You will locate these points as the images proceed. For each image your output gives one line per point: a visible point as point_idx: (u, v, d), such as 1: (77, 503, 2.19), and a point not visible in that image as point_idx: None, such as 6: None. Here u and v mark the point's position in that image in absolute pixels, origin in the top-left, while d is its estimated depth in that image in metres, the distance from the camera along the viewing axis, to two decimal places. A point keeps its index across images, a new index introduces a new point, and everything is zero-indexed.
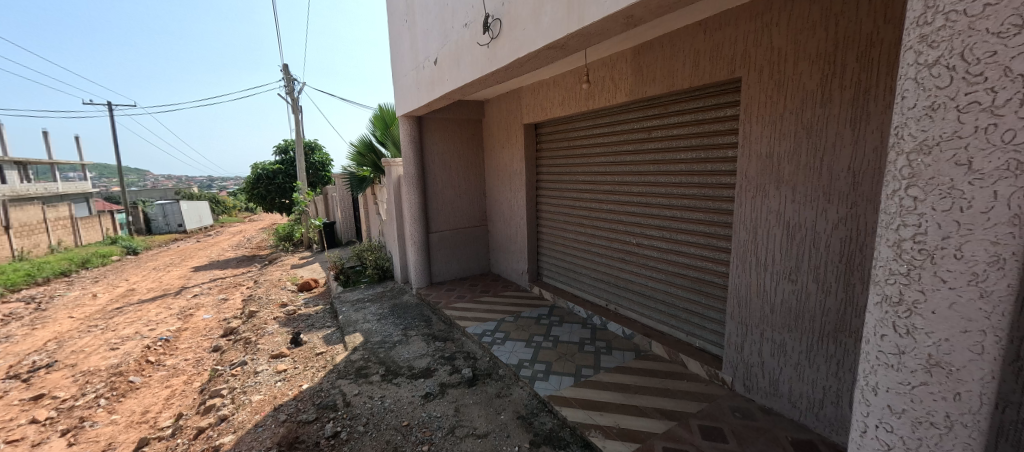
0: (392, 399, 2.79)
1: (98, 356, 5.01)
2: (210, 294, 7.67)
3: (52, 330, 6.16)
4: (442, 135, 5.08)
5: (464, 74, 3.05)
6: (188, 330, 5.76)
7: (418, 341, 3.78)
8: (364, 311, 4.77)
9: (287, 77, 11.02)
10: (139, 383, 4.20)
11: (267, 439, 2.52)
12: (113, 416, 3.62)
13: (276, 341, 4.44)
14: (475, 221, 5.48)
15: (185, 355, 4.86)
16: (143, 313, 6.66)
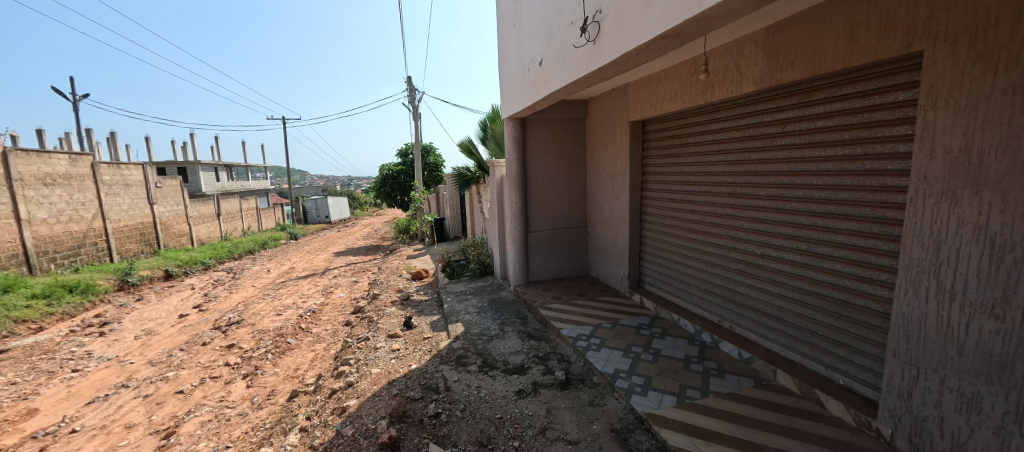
0: (488, 390, 2.90)
1: (268, 318, 6.28)
2: (345, 276, 9.03)
3: (241, 295, 7.93)
4: (545, 136, 5.12)
5: (568, 74, 3.01)
6: (329, 304, 6.86)
7: (514, 337, 3.87)
8: (466, 303, 5.08)
9: (409, 88, 12.36)
10: (293, 344, 5.13)
11: (382, 408, 2.84)
12: (275, 368, 4.48)
13: (393, 322, 5.00)
14: (574, 222, 5.41)
15: (326, 326, 5.79)
16: (299, 288, 8.15)
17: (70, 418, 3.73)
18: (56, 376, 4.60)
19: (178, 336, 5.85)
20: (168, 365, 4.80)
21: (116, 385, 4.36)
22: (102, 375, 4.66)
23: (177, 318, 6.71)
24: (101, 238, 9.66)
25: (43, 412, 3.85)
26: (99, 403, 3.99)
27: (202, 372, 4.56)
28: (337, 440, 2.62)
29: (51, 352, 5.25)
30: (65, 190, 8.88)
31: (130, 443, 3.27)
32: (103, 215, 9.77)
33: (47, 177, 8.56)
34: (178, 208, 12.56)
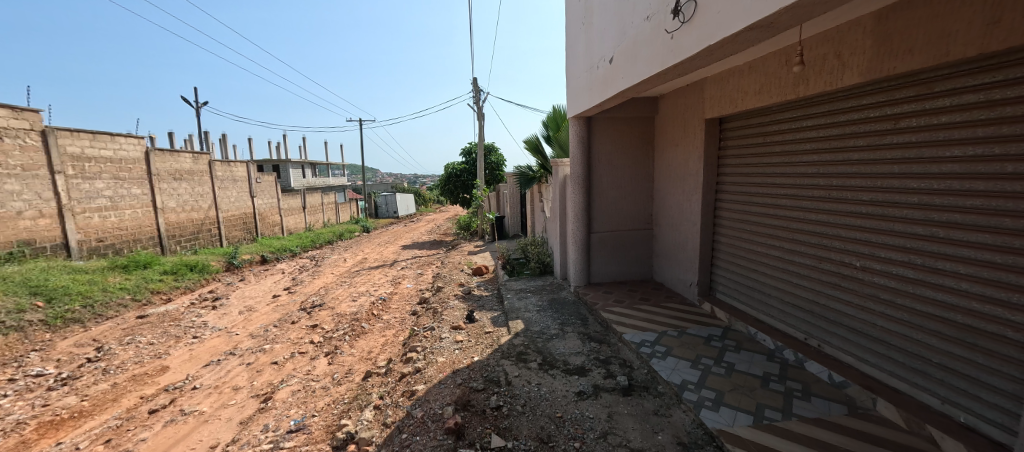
0: (548, 388, 2.92)
1: (345, 303, 6.89)
2: (411, 268, 9.59)
3: (322, 281, 8.79)
4: (611, 135, 5.00)
5: (641, 71, 2.92)
6: (397, 294, 7.35)
7: (574, 338, 3.84)
8: (526, 301, 5.13)
9: (475, 89, 12.73)
10: (367, 329, 5.58)
11: (448, 395, 2.99)
12: (352, 349, 4.91)
13: (456, 314, 5.22)
14: (640, 224, 5.21)
15: (394, 314, 6.21)
16: (371, 277, 8.83)
17: (192, 377, 4.40)
18: (181, 340, 5.45)
19: (271, 314, 6.65)
20: (265, 339, 5.47)
21: (225, 352, 5.06)
22: (214, 343, 5.44)
23: (270, 298, 7.62)
24: (213, 225, 11.24)
25: (172, 370, 4.59)
26: (213, 366, 4.66)
27: (292, 347, 5.14)
28: (408, 420, 2.81)
29: (178, 320, 6.23)
30: (189, 184, 10.45)
31: (237, 403, 3.78)
32: (216, 205, 11.35)
33: (177, 172, 10.08)
34: (272, 201, 14.19)
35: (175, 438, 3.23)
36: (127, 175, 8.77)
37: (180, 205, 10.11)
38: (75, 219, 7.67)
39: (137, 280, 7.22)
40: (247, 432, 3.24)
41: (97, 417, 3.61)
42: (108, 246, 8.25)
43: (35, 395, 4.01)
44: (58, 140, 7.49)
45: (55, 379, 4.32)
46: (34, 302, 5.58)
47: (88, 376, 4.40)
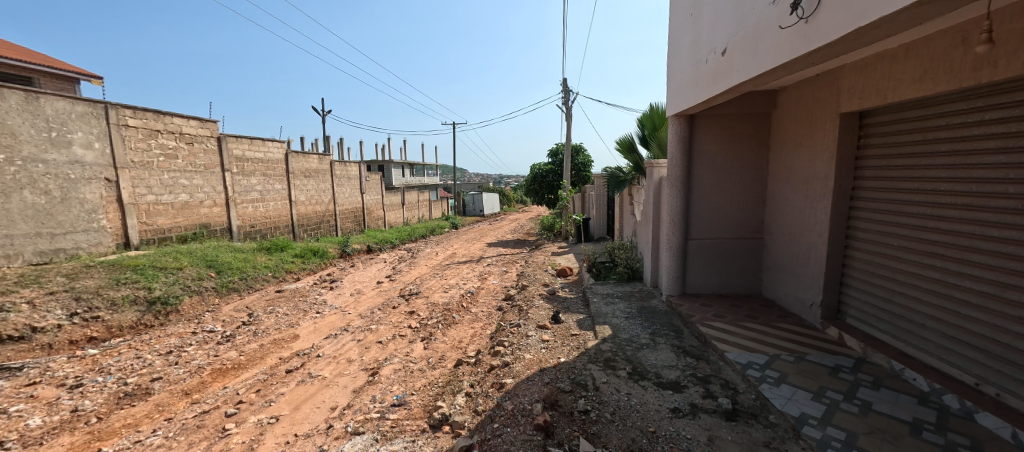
0: (639, 399, 2.79)
1: (437, 294, 7.42)
2: (497, 265, 9.95)
3: (417, 272, 9.59)
4: (717, 133, 4.57)
5: (762, 62, 2.62)
6: (483, 289, 7.68)
7: (667, 350, 3.61)
8: (613, 306, 4.96)
9: (564, 89, 12.67)
10: (457, 319, 5.93)
11: (536, 392, 3.04)
12: (444, 337, 5.26)
13: (542, 314, 5.27)
14: (747, 232, 4.68)
15: (481, 308, 6.50)
16: (459, 271, 9.37)
17: (317, 346, 5.14)
18: (308, 314, 6.40)
19: (376, 297, 7.46)
20: (372, 320, 6.15)
21: (341, 328, 5.80)
22: (331, 319, 6.27)
23: (375, 283, 8.54)
24: (331, 217, 12.99)
25: (302, 338, 5.42)
26: (332, 339, 5.37)
27: (393, 329, 5.69)
28: (499, 411, 2.93)
29: (305, 296, 7.34)
30: (315, 181, 12.22)
31: (350, 373, 4.31)
32: (334, 200, 13.10)
33: (307, 171, 11.88)
34: (377, 197, 15.89)
35: (305, 396, 3.80)
36: (273, 172, 10.56)
37: (308, 198, 11.88)
38: (237, 208, 9.46)
39: (276, 261, 8.65)
40: (359, 399, 3.68)
41: (249, 371, 4.41)
42: (257, 230, 10.05)
43: (209, 346, 5.06)
44: (229, 144, 9.27)
45: (222, 335, 5.39)
46: (210, 273, 7.03)
47: (243, 336, 5.40)
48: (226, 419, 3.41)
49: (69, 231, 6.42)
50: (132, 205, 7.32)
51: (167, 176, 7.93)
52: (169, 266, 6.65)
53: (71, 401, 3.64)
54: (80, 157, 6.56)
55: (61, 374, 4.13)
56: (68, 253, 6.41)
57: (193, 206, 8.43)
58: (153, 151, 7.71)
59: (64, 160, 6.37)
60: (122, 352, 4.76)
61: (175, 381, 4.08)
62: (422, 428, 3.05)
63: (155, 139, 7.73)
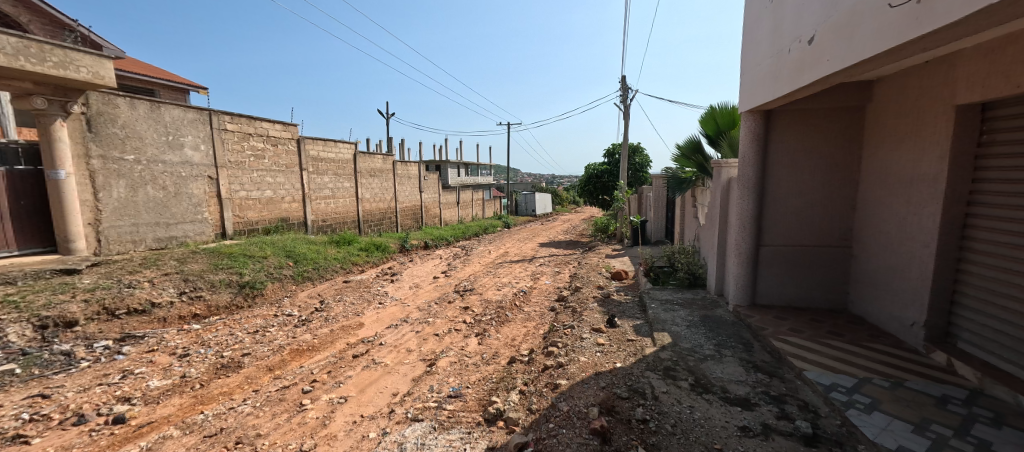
0: (703, 414, 2.63)
1: (490, 291, 7.55)
2: (549, 265, 9.90)
3: (471, 268, 9.84)
4: (797, 130, 4.17)
5: (859, 50, 2.34)
6: (536, 288, 7.68)
7: (734, 363, 3.35)
8: (673, 313, 4.71)
9: (623, 87, 12.26)
10: (510, 317, 5.99)
11: (592, 396, 2.99)
12: (498, 334, 5.34)
13: (596, 317, 5.16)
14: (832, 240, 4.21)
15: (534, 307, 6.50)
16: (512, 270, 9.44)
17: (379, 334, 5.46)
18: (371, 304, 6.82)
19: (432, 292, 7.77)
20: (429, 313, 6.40)
21: (401, 319, 6.11)
22: (392, 310, 6.63)
23: (432, 278, 8.89)
24: (392, 214, 13.74)
25: (366, 326, 5.79)
26: (393, 329, 5.67)
27: (449, 323, 5.88)
28: (554, 411, 2.91)
29: (368, 287, 7.83)
30: (379, 180, 12.99)
31: (410, 362, 4.53)
32: (396, 198, 13.84)
33: (372, 170, 12.66)
34: (434, 196, 16.55)
35: (370, 381, 4.06)
36: (343, 172, 11.39)
37: (372, 196, 12.67)
38: (312, 204, 10.34)
39: (344, 253, 9.33)
40: (418, 388, 3.85)
41: (321, 353, 4.80)
42: (328, 225, 10.92)
43: (288, 328, 5.58)
44: (307, 146, 10.15)
45: (298, 319, 5.91)
46: (288, 262, 7.74)
47: (316, 321, 5.89)
48: (303, 395, 3.75)
49: (180, 222, 7.42)
50: (228, 200, 8.28)
51: (256, 174, 8.87)
52: (256, 255, 7.44)
53: (181, 368, 4.20)
54: (189, 157, 7.55)
55: (172, 344, 4.78)
56: (178, 240, 7.40)
57: (276, 201, 9.34)
58: (245, 152, 8.65)
59: (177, 160, 7.36)
60: (219, 328, 5.42)
61: (261, 357, 4.56)
62: (477, 422, 3.12)
63: (247, 141, 8.68)
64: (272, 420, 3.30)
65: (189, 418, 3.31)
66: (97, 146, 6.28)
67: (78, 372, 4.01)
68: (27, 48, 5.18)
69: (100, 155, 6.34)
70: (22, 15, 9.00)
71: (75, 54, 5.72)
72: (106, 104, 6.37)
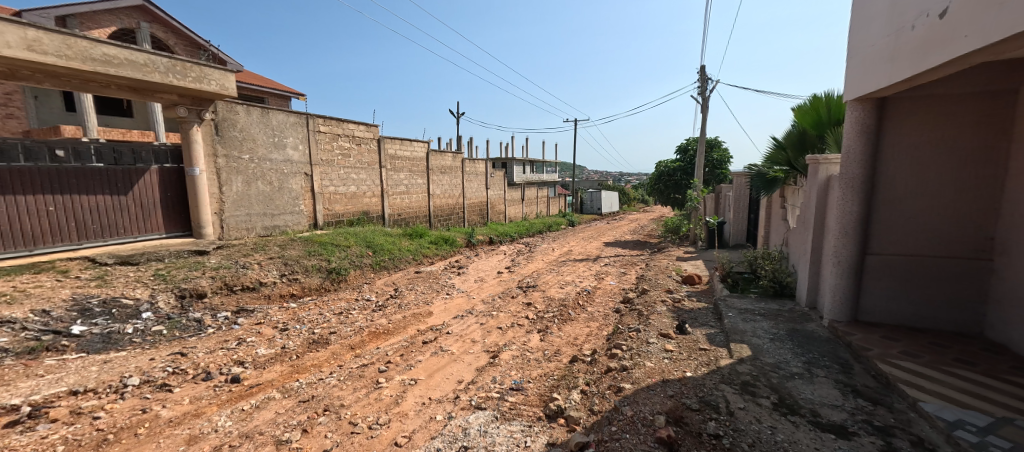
0: (786, 436, 2.38)
1: (553, 289, 7.54)
2: (615, 266, 9.61)
3: (534, 265, 9.91)
4: (920, 122, 3.57)
5: (1011, 22, 1.93)
6: (600, 289, 7.51)
7: (828, 385, 2.99)
8: (755, 325, 4.31)
9: (702, 78, 11.42)
10: (573, 316, 5.94)
11: (658, 403, 2.87)
12: (560, 332, 5.33)
13: (665, 322, 4.91)
14: (964, 250, 3.55)
15: (597, 307, 6.37)
16: (576, 268, 9.33)
17: (447, 323, 5.75)
18: (440, 295, 7.19)
19: (495, 286, 7.96)
20: (493, 306, 6.58)
21: (466, 310, 6.36)
22: (458, 301, 6.92)
23: (496, 273, 9.11)
24: (460, 209, 14.32)
25: (434, 315, 6.13)
26: (459, 319, 5.93)
27: (512, 318, 6.00)
28: (617, 415, 2.85)
29: (437, 279, 8.25)
30: (449, 176, 13.60)
31: (475, 352, 4.71)
32: (464, 194, 14.40)
33: (443, 168, 13.29)
34: (500, 192, 16.93)
35: (437, 366, 4.31)
36: (417, 169, 12.11)
37: (442, 192, 13.30)
38: (389, 199, 11.14)
39: (416, 246, 9.93)
40: (482, 377, 3.99)
41: (395, 337, 5.17)
42: (403, 218, 11.70)
43: (367, 311, 6.10)
44: (386, 145, 10.95)
45: (375, 304, 6.44)
46: (368, 252, 8.44)
47: (391, 307, 6.37)
48: (379, 374, 4.09)
49: (282, 213, 8.45)
50: (320, 194, 9.24)
51: (343, 171, 9.78)
52: (341, 244, 8.22)
53: (282, 340, 4.81)
54: (290, 156, 8.55)
55: (275, 318, 5.49)
56: (281, 229, 8.43)
57: (358, 196, 10.23)
58: (335, 151, 9.56)
59: (281, 159, 8.37)
60: (311, 308, 6.09)
61: (344, 336, 5.04)
62: (538, 416, 3.15)
63: (336, 141, 9.59)
64: (354, 393, 3.65)
65: (288, 384, 3.78)
66: (222, 146, 7.38)
67: (205, 336, 4.78)
68: (174, 66, 6.34)
69: (224, 154, 7.43)
70: (170, 39, 10.90)
71: (208, 70, 6.78)
72: (229, 111, 7.44)
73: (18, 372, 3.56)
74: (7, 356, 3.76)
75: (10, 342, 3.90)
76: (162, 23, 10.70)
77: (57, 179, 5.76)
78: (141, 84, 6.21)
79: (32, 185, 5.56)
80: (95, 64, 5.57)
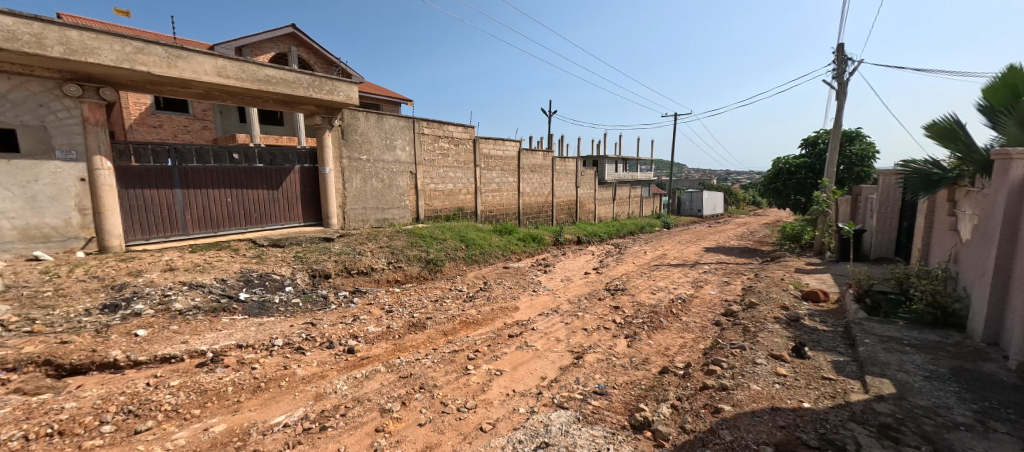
0: None
1: (644, 294, 7.17)
2: (716, 274, 8.77)
3: (624, 268, 9.54)
4: None
5: None
6: (698, 298, 6.92)
7: (1011, 446, 2.35)
8: (901, 357, 3.57)
9: (839, 58, 9.73)
10: (665, 325, 5.58)
11: (765, 433, 2.57)
12: (650, 340, 5.06)
13: (777, 341, 4.34)
14: None
15: (694, 317, 5.89)
16: (670, 274, 8.74)
17: (532, 320, 5.86)
18: (526, 291, 7.36)
19: (582, 286, 7.87)
20: (579, 307, 6.52)
21: (551, 308, 6.41)
22: (544, 299, 7.01)
23: (583, 273, 8.98)
24: (549, 208, 14.42)
25: (520, 310, 6.29)
26: (544, 317, 6.00)
27: (598, 320, 5.87)
28: (713, 437, 2.63)
29: (524, 275, 8.45)
30: (539, 175, 13.79)
31: (559, 351, 4.73)
32: (553, 193, 14.47)
33: (533, 166, 13.51)
34: (590, 191, 16.60)
35: (522, 360, 4.43)
36: (508, 168, 12.52)
37: (532, 190, 13.55)
38: (482, 196, 11.72)
39: (506, 242, 10.29)
40: (565, 377, 3.99)
41: (483, 328, 5.45)
42: (494, 215, 12.21)
43: (459, 301, 6.53)
44: (481, 145, 11.51)
45: (467, 295, 6.86)
46: (462, 245, 9.00)
47: (481, 299, 6.72)
48: (469, 360, 4.35)
49: (391, 207, 9.45)
50: (422, 191, 10.11)
51: (442, 170, 10.56)
52: (439, 237, 8.90)
53: (387, 320, 5.41)
54: (399, 156, 9.49)
55: (382, 301, 6.19)
56: (389, 222, 9.45)
57: (455, 193, 10.95)
58: (436, 151, 10.36)
59: (391, 159, 9.36)
60: (412, 294, 6.73)
61: (439, 323, 5.47)
62: (623, 424, 3.06)
63: (438, 142, 10.38)
64: (446, 375, 3.96)
65: (392, 360, 4.25)
66: (346, 149, 8.52)
67: (329, 310, 5.60)
68: (314, 82, 7.51)
69: (348, 156, 8.58)
70: (311, 59, 12.91)
71: (338, 84, 7.89)
72: (352, 118, 8.55)
73: (205, 325, 4.59)
74: (198, 312, 4.88)
75: (201, 302, 5.04)
76: (306, 46, 12.72)
77: (233, 176, 7.26)
78: (291, 98, 7.48)
79: (217, 181, 7.08)
80: (259, 83, 6.88)
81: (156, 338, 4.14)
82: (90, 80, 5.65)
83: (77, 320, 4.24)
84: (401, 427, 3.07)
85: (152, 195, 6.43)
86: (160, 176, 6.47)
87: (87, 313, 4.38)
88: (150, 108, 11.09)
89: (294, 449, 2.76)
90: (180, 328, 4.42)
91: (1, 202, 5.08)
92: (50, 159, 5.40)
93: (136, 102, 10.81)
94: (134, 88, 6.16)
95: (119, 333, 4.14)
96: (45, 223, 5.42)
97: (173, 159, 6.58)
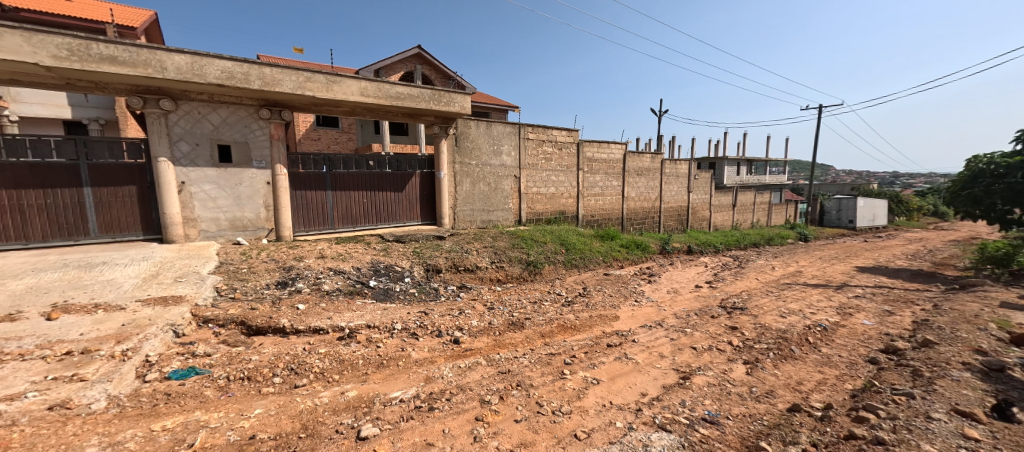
0: None
1: (771, 316, 6.23)
2: (871, 300, 7.20)
3: (744, 284, 8.46)
4: None
5: None
6: (845, 327, 5.77)
7: None
8: None
9: None
10: (796, 355, 4.79)
11: None
12: (776, 370, 4.40)
13: (966, 394, 3.39)
14: None
15: (838, 351, 4.93)
16: (805, 295, 7.46)
17: (634, 331, 5.58)
18: (628, 300, 7.03)
19: (692, 301, 7.21)
20: (687, 322, 6.00)
21: (655, 321, 6.02)
22: (646, 310, 6.60)
23: (693, 286, 8.23)
24: (656, 214, 13.57)
25: (621, 320, 6.05)
26: (647, 329, 5.66)
27: (710, 340, 5.32)
28: None
29: (626, 283, 8.10)
30: (646, 179, 13.06)
31: (662, 368, 4.42)
32: (661, 197, 13.57)
33: (640, 170, 12.85)
34: (704, 197, 15.12)
35: (620, 372, 4.26)
36: (613, 171, 12.14)
37: (638, 195, 12.91)
38: (584, 200, 11.58)
39: (607, 248, 10.00)
40: (669, 397, 3.73)
41: (581, 334, 5.39)
42: (596, 220, 11.95)
43: (558, 305, 6.56)
44: (585, 148, 11.39)
45: (566, 299, 6.85)
46: (562, 249, 9.04)
47: (579, 304, 6.64)
48: (565, 365, 4.35)
49: (496, 210, 9.95)
50: (525, 194, 10.43)
51: (545, 174, 10.73)
52: (540, 240, 9.07)
53: (490, 316, 5.72)
54: (504, 161, 9.95)
55: (486, 298, 6.56)
56: (493, 223, 9.97)
57: (557, 197, 11.04)
58: (540, 155, 10.59)
59: (498, 164, 9.86)
60: (513, 293, 7.00)
61: (537, 324, 5.58)
62: None
63: (542, 147, 10.59)
64: (542, 376, 4.02)
65: (493, 354, 4.49)
66: (458, 155, 9.25)
67: (440, 302, 6.15)
68: (434, 95, 8.33)
69: (460, 161, 9.31)
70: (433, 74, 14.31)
71: (454, 96, 8.61)
72: (464, 126, 9.24)
73: (344, 305, 5.44)
74: (340, 293, 5.83)
75: (342, 285, 5.99)
76: (428, 63, 14.18)
77: (368, 180, 8.46)
78: (415, 111, 8.41)
79: (356, 185, 8.34)
80: (391, 99, 7.88)
81: (310, 313, 5.05)
82: (276, 105, 7.13)
83: (261, 291, 5.43)
84: (499, 419, 3.22)
85: (311, 196, 7.85)
86: (317, 180, 7.87)
87: (267, 287, 5.58)
88: (313, 125, 13.58)
89: (408, 422, 3.11)
90: (327, 307, 5.32)
91: (220, 200, 6.86)
92: (249, 167, 7.04)
93: (303, 120, 13.34)
94: (303, 109, 7.60)
95: (286, 305, 5.17)
96: (245, 216, 7.09)
97: (325, 166, 7.93)
